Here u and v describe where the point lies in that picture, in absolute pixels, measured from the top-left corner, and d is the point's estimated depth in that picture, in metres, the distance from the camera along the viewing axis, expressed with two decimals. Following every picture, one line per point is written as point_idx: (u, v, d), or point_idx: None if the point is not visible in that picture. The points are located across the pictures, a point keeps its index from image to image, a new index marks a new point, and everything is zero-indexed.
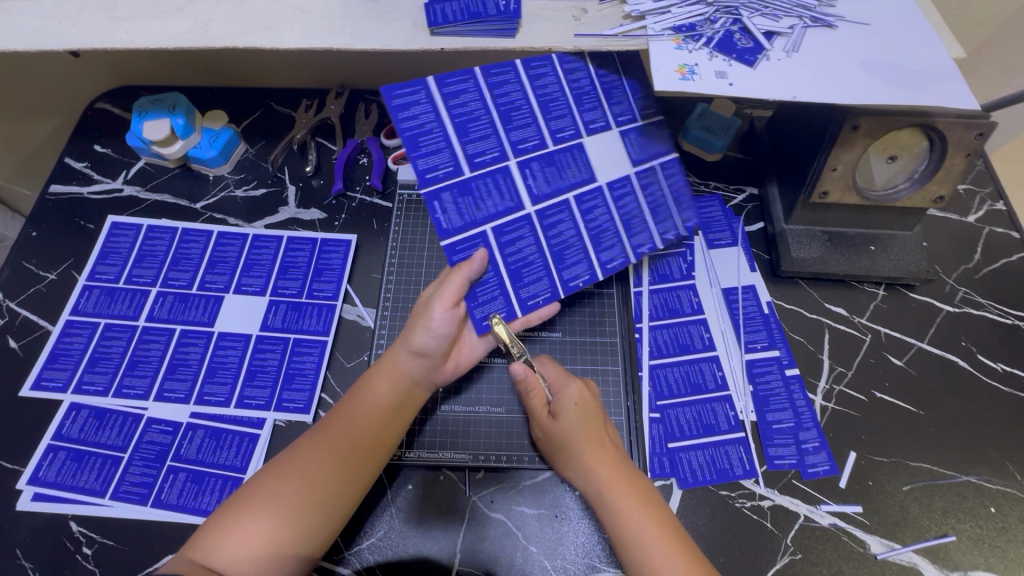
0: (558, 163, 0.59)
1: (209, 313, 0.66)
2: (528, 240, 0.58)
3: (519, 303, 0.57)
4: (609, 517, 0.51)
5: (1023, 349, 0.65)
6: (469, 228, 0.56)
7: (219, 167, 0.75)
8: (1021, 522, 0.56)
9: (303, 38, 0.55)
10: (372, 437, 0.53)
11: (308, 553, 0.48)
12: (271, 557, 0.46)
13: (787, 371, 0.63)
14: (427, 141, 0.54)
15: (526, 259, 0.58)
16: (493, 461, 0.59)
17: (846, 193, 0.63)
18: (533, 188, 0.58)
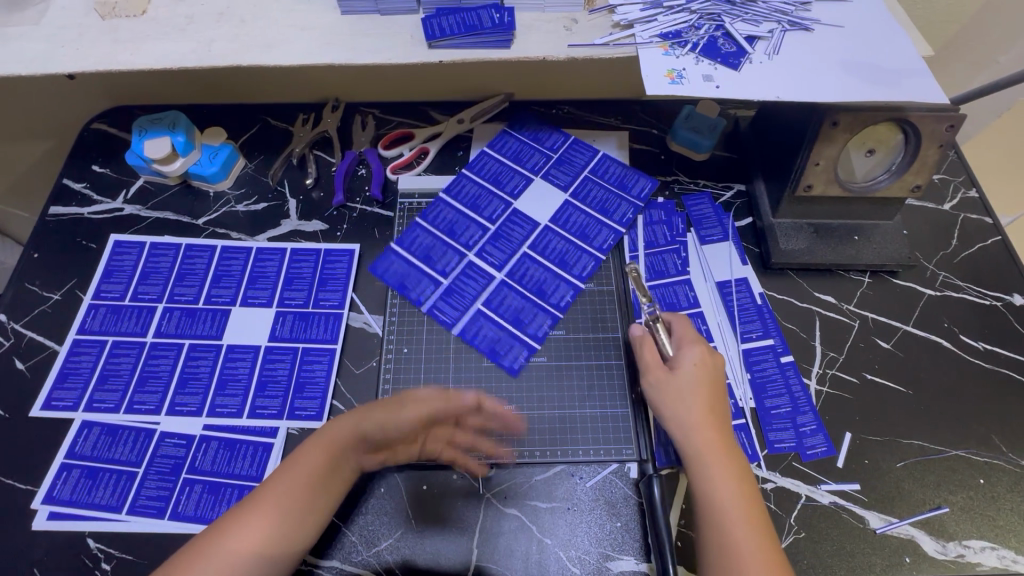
0: (504, 233, 0.73)
1: (217, 327, 0.67)
2: (511, 294, 0.69)
3: (532, 338, 0.67)
4: (699, 476, 0.52)
5: (1001, 327, 0.68)
6: (465, 315, 0.68)
7: (220, 183, 0.76)
8: (1009, 491, 0.59)
9: (306, 55, 0.57)
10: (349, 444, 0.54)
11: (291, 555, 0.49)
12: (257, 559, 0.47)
13: (782, 358, 0.66)
14: (413, 284, 0.70)
15: (516, 307, 0.68)
16: (504, 456, 0.60)
17: (829, 186, 0.66)
18: (494, 261, 0.71)
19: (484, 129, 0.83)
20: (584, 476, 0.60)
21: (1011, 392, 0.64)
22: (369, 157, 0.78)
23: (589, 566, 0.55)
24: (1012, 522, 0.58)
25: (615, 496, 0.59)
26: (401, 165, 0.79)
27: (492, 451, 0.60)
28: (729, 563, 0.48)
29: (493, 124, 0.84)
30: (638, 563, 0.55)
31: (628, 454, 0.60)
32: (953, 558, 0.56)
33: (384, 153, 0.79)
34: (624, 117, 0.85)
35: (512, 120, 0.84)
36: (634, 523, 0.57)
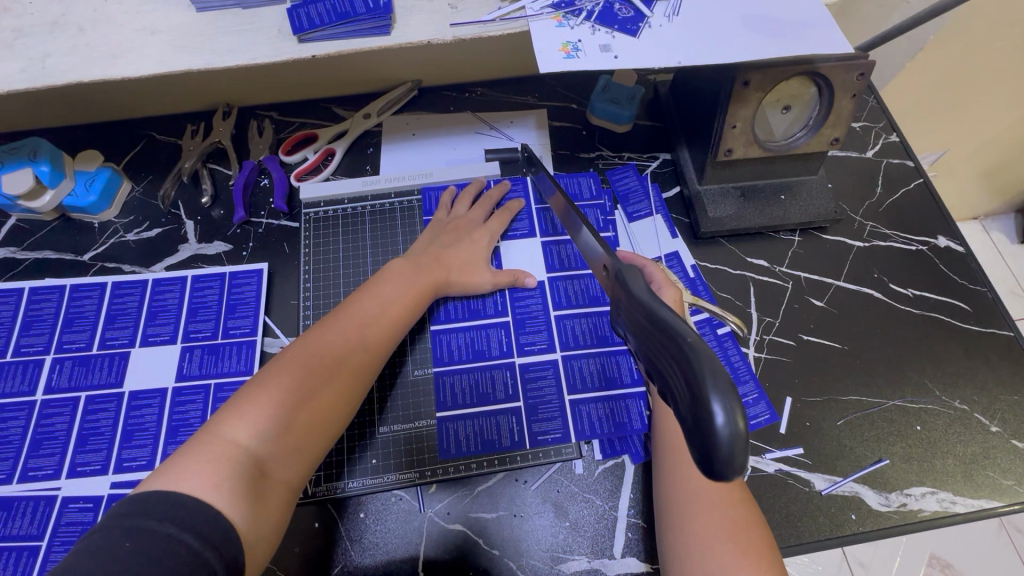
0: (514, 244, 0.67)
1: (116, 372, 0.61)
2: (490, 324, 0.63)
3: (518, 346, 0.62)
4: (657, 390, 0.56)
5: (928, 270, 0.69)
6: (479, 359, 0.61)
7: (103, 213, 0.69)
8: (945, 433, 0.60)
9: (158, 64, 0.50)
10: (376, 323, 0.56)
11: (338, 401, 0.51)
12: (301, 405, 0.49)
13: (719, 330, 0.65)
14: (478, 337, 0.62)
15: (483, 334, 0.62)
16: (451, 471, 0.57)
17: (750, 148, 0.64)
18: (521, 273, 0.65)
19: (394, 122, 0.77)
20: (528, 479, 0.57)
21: (942, 335, 0.65)
22: (269, 165, 0.72)
23: (541, 573, 0.54)
24: (949, 465, 0.59)
25: (561, 495, 0.57)
26: (306, 170, 0.72)
27: (510, 462, 0.57)
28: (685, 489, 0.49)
29: (403, 115, 0.78)
30: (591, 560, 0.54)
31: (572, 454, 0.57)
32: (895, 508, 0.57)
33: (285, 159, 0.73)
34: (541, 94, 0.80)
35: (424, 109, 0.79)
36: (583, 520, 0.56)
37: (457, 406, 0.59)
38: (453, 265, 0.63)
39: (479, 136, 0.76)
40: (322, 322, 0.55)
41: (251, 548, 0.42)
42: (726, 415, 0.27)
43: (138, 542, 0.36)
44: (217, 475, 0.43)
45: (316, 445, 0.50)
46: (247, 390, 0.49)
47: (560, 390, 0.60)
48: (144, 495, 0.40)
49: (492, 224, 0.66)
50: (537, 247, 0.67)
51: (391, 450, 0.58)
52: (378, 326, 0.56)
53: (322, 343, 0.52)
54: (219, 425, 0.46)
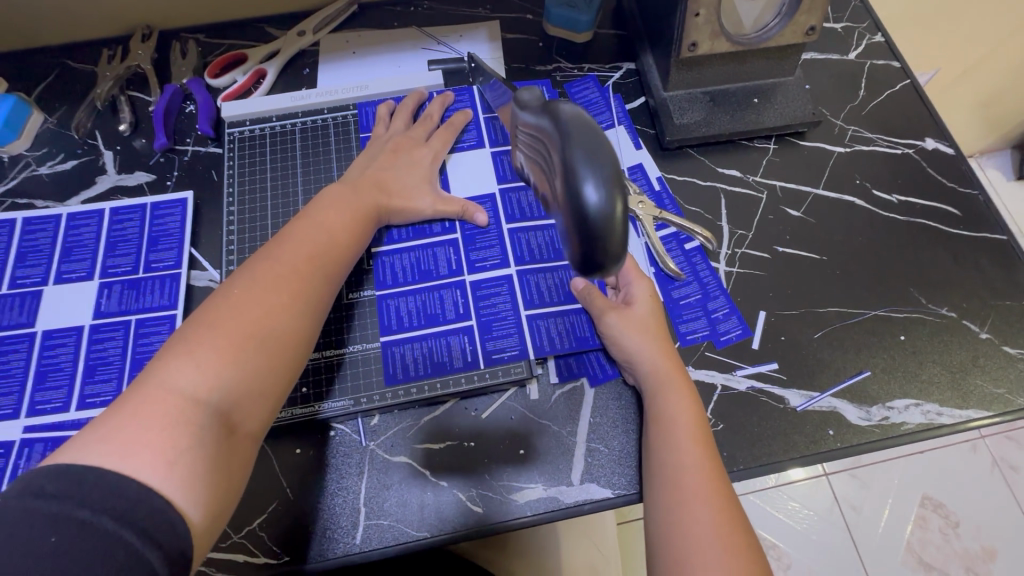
0: (462, 158, 0.61)
1: (27, 312, 0.56)
2: (438, 244, 0.57)
3: (468, 265, 0.56)
4: (631, 356, 0.51)
5: (915, 175, 0.63)
6: (427, 281, 0.56)
7: (11, 145, 0.63)
8: (931, 343, 0.55)
9: None
10: (328, 249, 0.50)
11: (299, 333, 0.46)
12: (262, 337, 0.43)
13: (687, 244, 0.59)
14: (425, 260, 0.57)
15: (431, 254, 0.57)
16: (401, 396, 0.52)
17: (716, 41, 0.57)
18: (469, 188, 0.60)
19: (331, 39, 0.70)
20: (479, 407, 0.53)
21: (929, 241, 0.60)
22: (193, 88, 0.65)
23: (493, 503, 0.50)
24: (934, 374, 0.54)
25: (516, 422, 0.52)
26: (234, 94, 0.66)
27: (457, 389, 0.52)
28: (670, 480, 0.44)
29: (342, 32, 0.71)
30: (547, 488, 0.50)
31: (522, 373, 0.53)
32: (876, 422, 0.53)
33: (211, 82, 0.66)
34: (494, 5, 0.73)
35: (365, 25, 0.72)
36: (539, 448, 0.51)
37: (404, 329, 0.54)
38: (394, 188, 0.56)
39: (425, 51, 0.70)
40: (265, 254, 0.48)
41: (208, 531, 0.37)
42: (600, 193, 0.30)
43: (67, 539, 0.30)
44: (172, 447, 0.36)
45: (281, 384, 0.44)
46: (188, 336, 0.41)
47: (516, 305, 0.55)
48: (82, 475, 0.33)
49: (436, 142, 0.60)
50: (487, 159, 0.61)
51: (326, 378, 0.53)
52: (331, 252, 0.50)
53: (272, 282, 0.45)
54: (160, 379, 0.39)
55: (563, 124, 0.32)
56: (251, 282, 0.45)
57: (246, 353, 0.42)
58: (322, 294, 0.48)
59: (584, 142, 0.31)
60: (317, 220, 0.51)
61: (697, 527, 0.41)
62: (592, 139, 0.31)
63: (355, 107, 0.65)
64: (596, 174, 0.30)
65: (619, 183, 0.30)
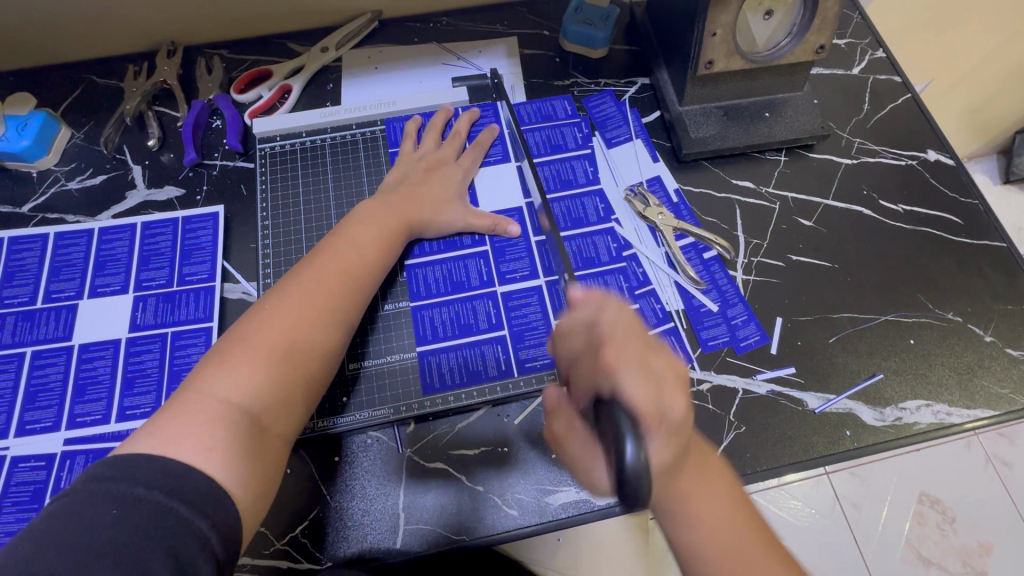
0: (488, 174, 0.63)
1: (64, 326, 0.56)
2: (469, 257, 0.59)
3: (499, 276, 0.58)
4: None
5: (918, 185, 0.66)
6: (459, 292, 0.58)
7: (40, 160, 0.64)
8: (939, 346, 0.58)
9: None
10: (359, 262, 0.52)
11: (328, 343, 0.47)
12: (292, 348, 0.45)
13: (705, 254, 0.62)
14: (457, 272, 0.58)
15: (461, 265, 0.59)
16: (439, 404, 0.54)
17: (731, 59, 0.60)
18: (495, 202, 0.62)
19: (354, 55, 0.72)
20: (511, 414, 0.55)
21: (933, 249, 0.63)
22: (220, 104, 0.66)
23: (528, 507, 0.51)
24: (943, 376, 0.57)
25: None
26: (260, 109, 0.67)
27: (490, 395, 0.54)
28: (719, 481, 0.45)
29: (364, 48, 0.73)
30: (580, 491, 0.52)
31: (555, 381, 0.54)
32: (890, 423, 0.55)
33: (238, 98, 0.68)
34: (511, 22, 0.75)
35: (386, 41, 0.73)
36: None
37: (439, 339, 0.56)
38: (424, 201, 0.58)
39: (446, 67, 0.72)
40: (297, 270, 0.50)
41: (254, 507, 0.39)
42: None
43: (124, 511, 0.33)
44: (211, 440, 0.38)
45: (309, 393, 0.46)
46: (224, 346, 0.44)
47: (546, 315, 0.57)
48: (130, 459, 0.35)
49: (465, 160, 0.62)
50: (512, 172, 0.63)
51: (364, 387, 0.54)
52: (360, 265, 0.52)
53: (303, 295, 0.47)
54: (203, 385, 0.41)
55: None
56: (282, 295, 0.47)
57: (277, 361, 0.44)
58: (349, 306, 0.50)
59: None
60: (348, 235, 0.53)
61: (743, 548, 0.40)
62: None
63: (381, 123, 0.66)
64: None
65: None
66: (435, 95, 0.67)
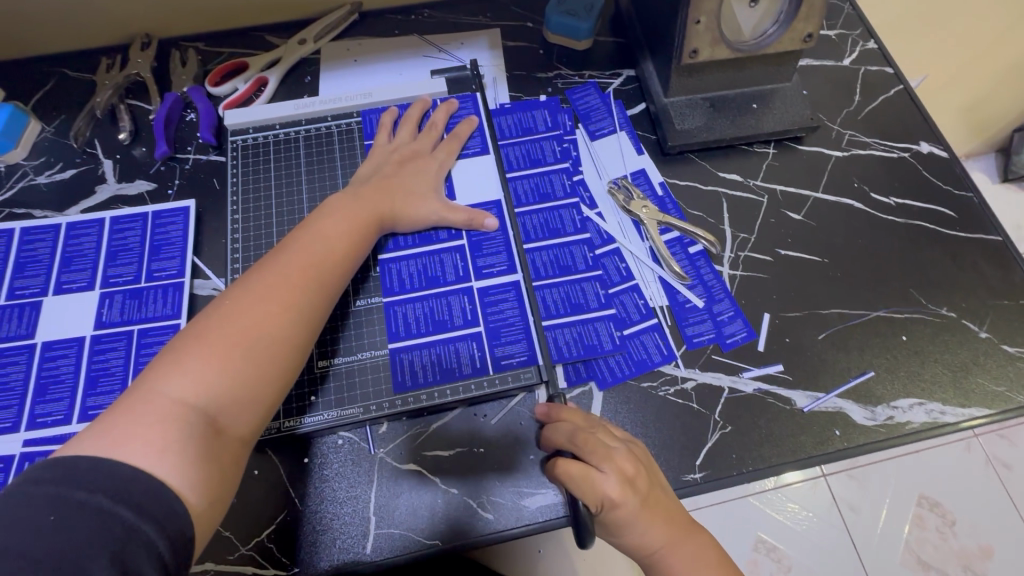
0: (466, 167, 0.61)
1: (27, 323, 0.55)
2: (445, 251, 0.57)
3: (475, 271, 0.56)
4: None
5: (911, 178, 0.64)
6: (434, 287, 0.56)
7: (8, 154, 0.62)
8: (933, 343, 0.56)
9: None
10: (328, 257, 0.50)
11: (293, 340, 0.45)
12: (253, 345, 0.43)
13: (690, 248, 0.60)
14: (433, 267, 0.57)
15: (438, 260, 0.57)
16: (411, 402, 0.51)
17: (716, 48, 0.58)
18: (473, 195, 0.60)
19: (332, 47, 0.70)
20: (487, 413, 0.53)
21: (927, 243, 0.61)
22: (194, 97, 0.65)
23: (503, 509, 0.49)
24: (937, 374, 0.55)
25: (525, 428, 0.52)
26: (235, 102, 0.66)
27: (464, 394, 0.52)
28: None
29: (343, 40, 0.71)
30: (558, 494, 0.50)
31: (532, 378, 0.52)
32: (882, 422, 0.53)
33: (212, 90, 0.66)
34: (494, 13, 0.73)
35: (366, 33, 0.72)
36: None
37: (412, 335, 0.54)
38: (398, 195, 0.56)
39: (426, 59, 0.70)
40: (263, 264, 0.48)
41: (208, 512, 0.37)
42: None
43: (63, 516, 0.31)
44: (161, 442, 0.37)
45: (273, 392, 0.44)
46: (182, 341, 0.42)
47: (525, 311, 0.55)
48: (72, 461, 0.34)
49: (441, 153, 0.61)
50: (492, 165, 0.62)
51: (334, 385, 0.52)
52: (330, 260, 0.50)
53: (267, 291, 0.45)
54: (157, 383, 0.39)
55: None
56: (245, 290, 0.45)
57: (236, 359, 0.42)
58: (317, 301, 0.48)
59: None
60: (318, 229, 0.51)
61: (664, 558, 0.46)
62: None
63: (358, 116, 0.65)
64: None
65: None
66: (413, 87, 0.66)
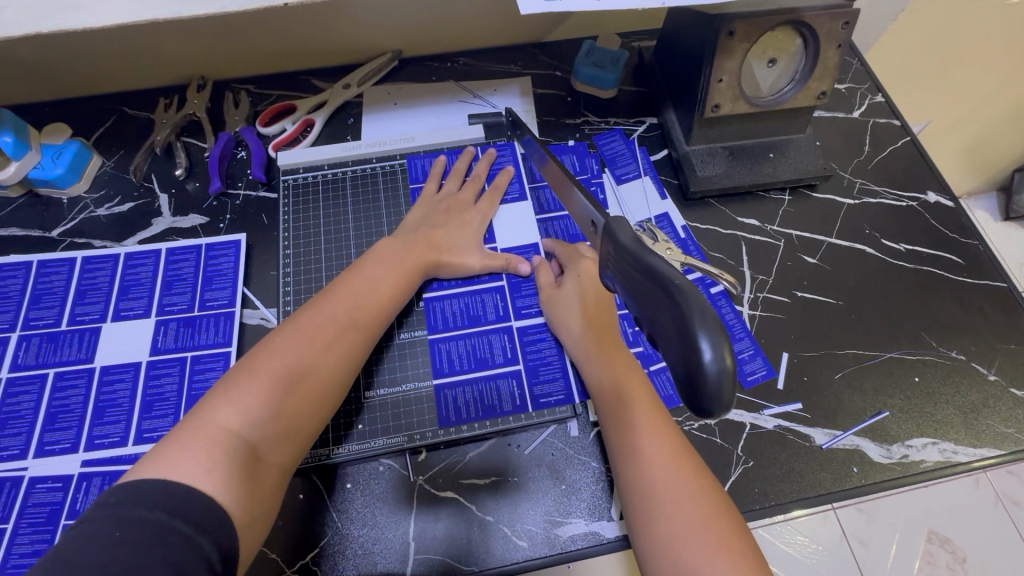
0: (505, 214, 0.65)
1: (87, 348, 0.58)
2: (487, 293, 0.61)
3: (515, 311, 0.60)
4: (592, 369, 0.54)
5: (920, 225, 0.68)
6: (475, 326, 0.59)
7: (72, 187, 0.66)
8: (944, 385, 0.59)
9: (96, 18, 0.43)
10: (371, 297, 0.53)
11: (334, 373, 0.48)
12: (295, 377, 0.46)
13: (712, 290, 0.63)
14: (475, 308, 0.60)
15: (479, 300, 0.60)
16: (452, 434, 0.55)
17: (737, 103, 0.62)
18: (513, 245, 0.64)
19: (375, 92, 0.75)
20: (522, 444, 0.55)
21: (935, 288, 0.64)
22: (246, 137, 0.69)
23: (537, 538, 0.52)
24: (949, 415, 0.58)
25: (557, 458, 0.55)
26: (284, 142, 0.70)
27: (501, 425, 0.55)
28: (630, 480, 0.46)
29: (384, 85, 0.76)
30: (589, 523, 0.52)
31: (566, 414, 0.56)
32: (897, 460, 0.56)
33: (262, 131, 0.71)
34: (525, 62, 0.79)
35: (406, 79, 0.77)
36: (580, 483, 0.54)
37: (455, 371, 0.57)
38: (443, 245, 0.60)
39: (463, 104, 0.75)
40: (311, 302, 0.52)
41: (247, 536, 0.40)
42: (716, 352, 0.30)
43: (131, 533, 0.33)
44: (210, 464, 0.39)
45: (310, 424, 0.47)
46: (234, 373, 0.46)
47: (561, 351, 0.58)
48: (132, 484, 0.37)
49: (483, 204, 0.65)
50: (527, 210, 0.66)
51: (381, 416, 0.55)
52: (373, 298, 0.54)
53: (315, 327, 0.49)
54: (209, 412, 0.42)
55: (675, 286, 0.34)
56: (290, 326, 0.49)
57: (281, 390, 0.45)
58: (359, 339, 0.51)
59: (698, 306, 0.32)
60: (360, 269, 0.55)
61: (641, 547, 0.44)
62: (703, 304, 0.32)
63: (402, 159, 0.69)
64: (711, 334, 0.31)
65: (727, 341, 0.31)
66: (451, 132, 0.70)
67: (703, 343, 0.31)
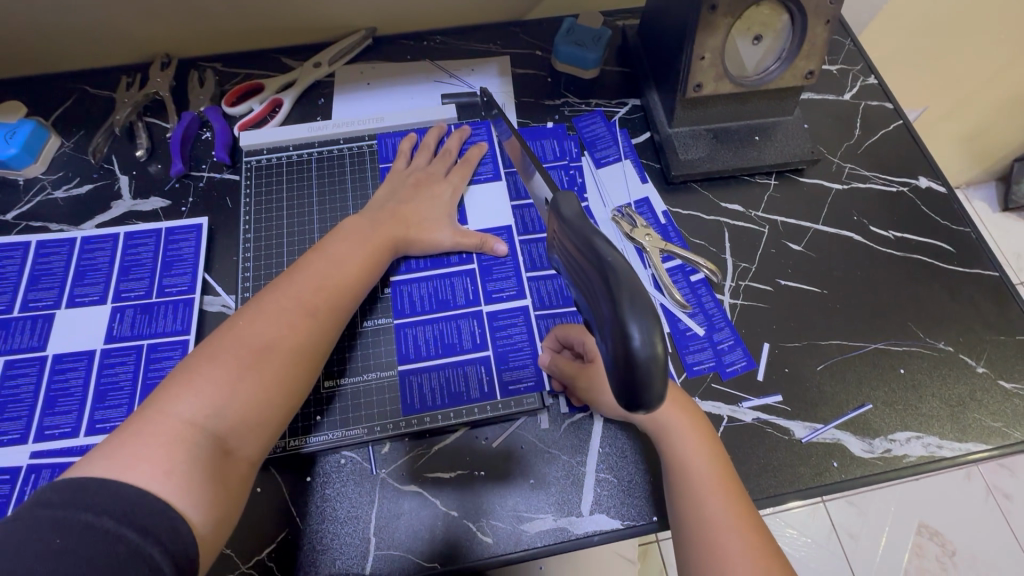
0: (478, 194, 0.63)
1: (39, 336, 0.56)
2: (457, 277, 0.58)
3: (485, 295, 0.58)
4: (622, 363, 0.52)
5: (910, 212, 0.66)
6: (443, 311, 0.57)
7: (28, 168, 0.64)
8: (930, 377, 0.57)
9: None
10: (341, 281, 0.51)
11: (301, 362, 0.46)
12: (260, 366, 0.44)
13: (692, 276, 0.61)
14: (444, 292, 0.58)
15: (447, 284, 0.58)
16: (417, 424, 0.52)
17: (720, 82, 0.59)
18: (485, 223, 0.62)
19: (346, 71, 0.72)
20: (490, 436, 0.53)
21: (924, 277, 0.62)
22: (210, 116, 0.66)
23: (503, 534, 0.50)
24: (935, 408, 0.56)
25: (526, 451, 0.53)
26: (250, 122, 0.67)
27: (467, 416, 0.53)
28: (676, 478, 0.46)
29: (357, 64, 0.73)
30: (557, 519, 0.50)
31: (535, 404, 0.53)
32: (880, 455, 0.54)
33: (228, 110, 0.68)
34: (505, 41, 0.75)
35: (379, 58, 0.74)
36: (549, 477, 0.52)
37: (421, 358, 0.55)
38: (413, 221, 0.58)
39: (438, 84, 0.72)
40: (276, 286, 0.49)
41: (211, 538, 0.38)
42: (644, 337, 0.29)
43: (65, 536, 0.31)
44: (170, 462, 0.37)
45: (280, 415, 0.45)
46: (193, 362, 0.43)
47: (531, 337, 0.56)
48: (81, 483, 0.34)
49: (454, 177, 0.62)
50: (500, 191, 0.63)
51: (344, 406, 0.53)
52: (343, 283, 0.51)
53: (280, 313, 0.47)
54: (166, 404, 0.40)
55: (609, 265, 0.32)
56: (254, 312, 0.46)
57: (246, 381, 0.43)
58: (329, 325, 0.49)
59: (627, 287, 0.30)
60: (331, 251, 0.53)
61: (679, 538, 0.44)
62: (634, 285, 0.30)
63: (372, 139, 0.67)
64: (640, 317, 0.29)
65: (659, 326, 0.30)
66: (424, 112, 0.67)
67: (633, 328, 0.30)
